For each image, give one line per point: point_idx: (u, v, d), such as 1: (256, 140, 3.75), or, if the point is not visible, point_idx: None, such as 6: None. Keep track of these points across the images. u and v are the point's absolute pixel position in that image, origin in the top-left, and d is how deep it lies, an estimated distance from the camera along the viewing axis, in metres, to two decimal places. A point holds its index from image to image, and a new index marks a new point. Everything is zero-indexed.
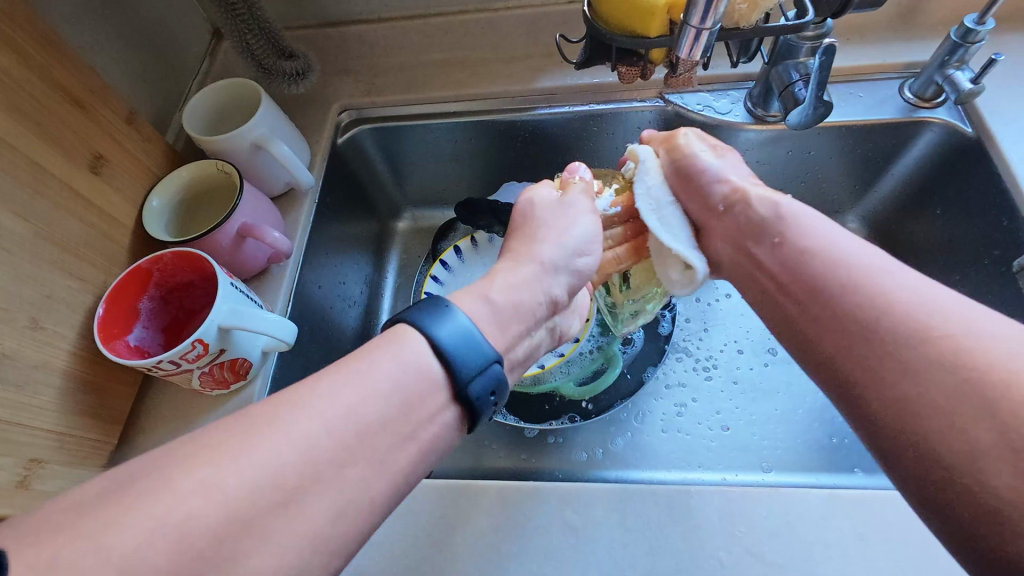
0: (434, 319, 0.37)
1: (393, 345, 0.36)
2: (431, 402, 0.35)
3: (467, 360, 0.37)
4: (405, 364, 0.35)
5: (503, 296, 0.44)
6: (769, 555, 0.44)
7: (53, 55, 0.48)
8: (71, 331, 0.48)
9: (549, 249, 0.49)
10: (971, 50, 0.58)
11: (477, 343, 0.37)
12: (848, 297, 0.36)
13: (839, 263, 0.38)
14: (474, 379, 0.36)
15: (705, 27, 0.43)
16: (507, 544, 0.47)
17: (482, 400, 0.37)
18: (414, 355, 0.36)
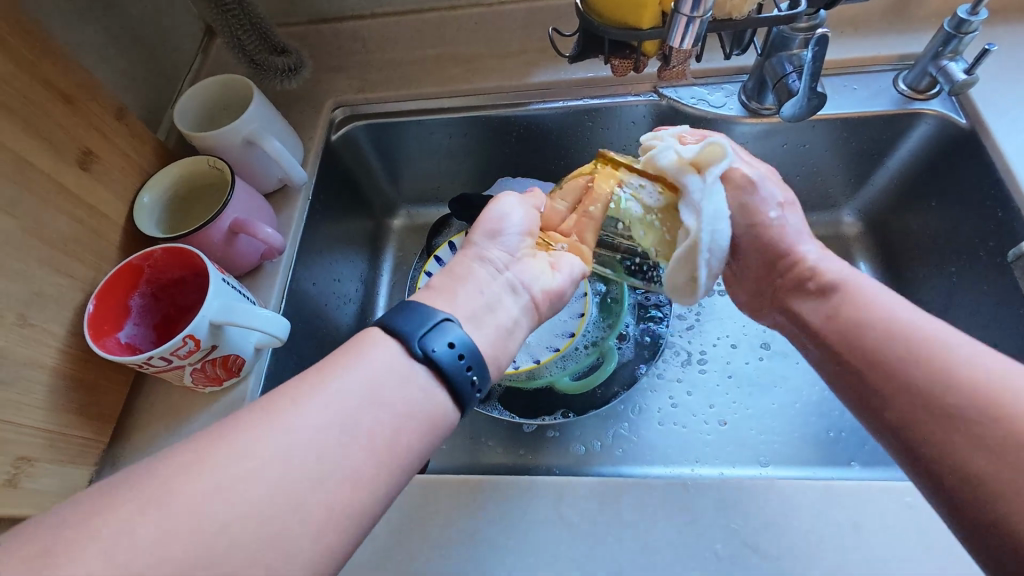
0: (394, 310, 0.40)
1: (358, 340, 0.39)
2: (406, 378, 0.37)
3: (412, 326, 0.39)
4: (363, 345, 0.38)
5: (441, 278, 0.47)
6: (766, 547, 0.44)
7: (40, 50, 0.48)
8: (59, 327, 0.48)
9: (471, 228, 0.50)
10: (965, 41, 0.58)
11: (422, 314, 0.40)
12: (897, 357, 0.38)
13: (883, 321, 0.40)
14: (435, 342, 0.38)
15: (696, 15, 0.43)
16: (503, 540, 0.46)
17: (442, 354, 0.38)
18: (367, 337, 0.39)
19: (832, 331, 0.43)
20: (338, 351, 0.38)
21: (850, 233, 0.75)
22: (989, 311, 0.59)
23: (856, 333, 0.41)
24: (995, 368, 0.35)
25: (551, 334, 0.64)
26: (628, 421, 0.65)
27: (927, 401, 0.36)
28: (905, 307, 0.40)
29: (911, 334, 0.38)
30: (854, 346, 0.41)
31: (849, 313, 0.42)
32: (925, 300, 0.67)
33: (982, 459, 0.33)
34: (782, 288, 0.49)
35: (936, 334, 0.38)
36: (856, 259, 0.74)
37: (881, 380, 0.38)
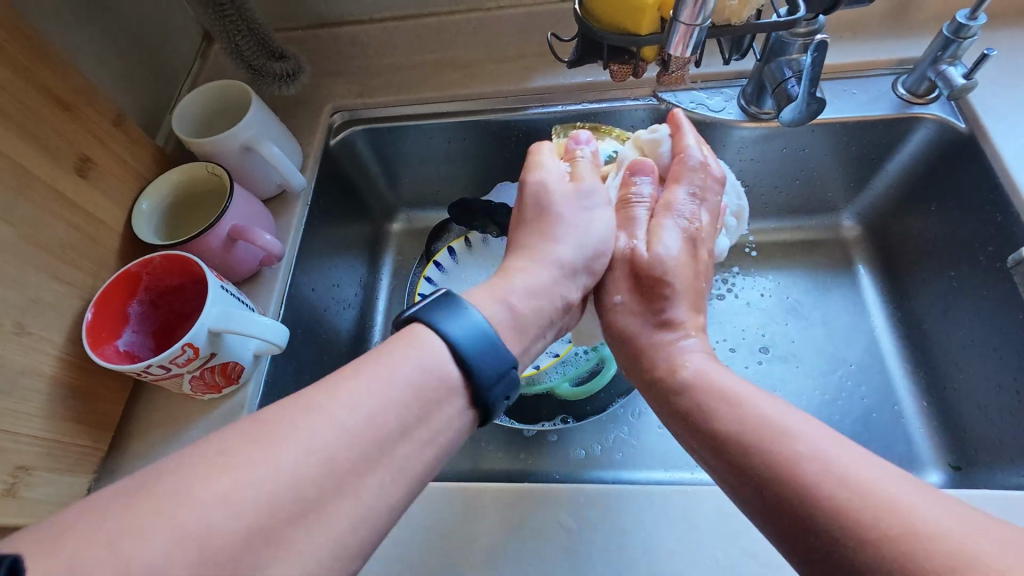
0: (447, 317, 0.38)
1: (409, 341, 0.37)
2: (445, 393, 0.36)
3: (477, 359, 0.37)
4: (420, 361, 0.36)
5: (524, 302, 0.45)
6: (766, 555, 0.44)
7: (37, 56, 0.48)
8: (57, 335, 0.48)
9: (566, 245, 0.49)
10: (964, 46, 0.58)
11: (489, 343, 0.38)
12: (795, 488, 0.32)
13: (774, 434, 0.35)
14: (489, 368, 0.37)
15: (695, 23, 0.43)
16: (503, 548, 0.46)
17: (491, 394, 0.38)
18: (429, 352, 0.37)
19: (702, 429, 0.39)
20: (386, 350, 0.36)
21: (849, 237, 0.75)
22: (989, 316, 0.59)
23: (725, 436, 0.37)
24: (892, 493, 0.30)
25: None
26: (627, 424, 0.65)
27: (804, 519, 0.31)
28: (767, 403, 0.37)
29: (780, 434, 0.35)
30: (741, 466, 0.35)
31: (716, 411, 0.38)
32: (924, 305, 0.67)
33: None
34: (660, 383, 0.44)
35: (801, 438, 0.34)
36: (856, 262, 0.74)
37: (757, 490, 0.34)
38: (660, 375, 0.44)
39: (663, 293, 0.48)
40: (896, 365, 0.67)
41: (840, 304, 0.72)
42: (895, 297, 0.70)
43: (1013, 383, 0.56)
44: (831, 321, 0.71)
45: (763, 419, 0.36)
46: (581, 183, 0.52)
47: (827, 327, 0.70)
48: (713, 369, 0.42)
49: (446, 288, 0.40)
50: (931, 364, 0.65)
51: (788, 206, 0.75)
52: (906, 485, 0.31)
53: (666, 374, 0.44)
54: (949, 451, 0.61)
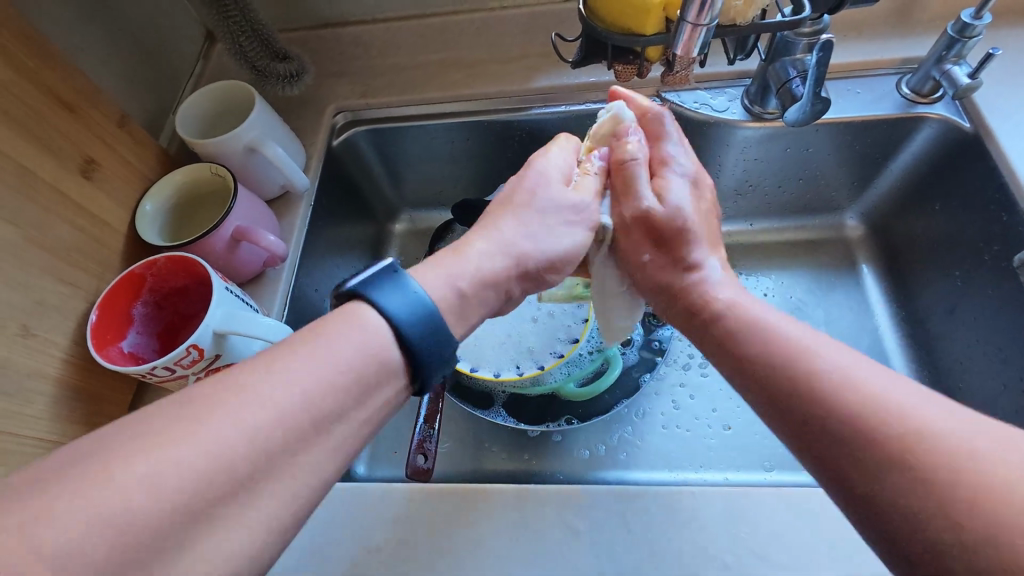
0: (388, 290, 0.38)
1: (347, 318, 0.37)
2: (386, 368, 0.36)
3: (417, 338, 0.37)
4: (359, 339, 0.36)
5: (472, 288, 0.43)
6: (773, 556, 0.44)
7: (41, 57, 0.48)
8: (62, 337, 0.47)
9: (532, 244, 0.47)
10: (969, 45, 0.58)
11: (428, 320, 0.38)
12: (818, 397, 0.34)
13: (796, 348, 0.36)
14: (428, 345, 0.37)
15: (701, 22, 0.43)
16: (508, 549, 0.46)
17: (430, 373, 0.38)
18: (367, 329, 0.37)
19: (730, 359, 0.40)
20: (329, 326, 0.36)
21: (853, 236, 0.75)
22: (995, 315, 0.59)
23: (752, 357, 0.38)
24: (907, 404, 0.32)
25: (554, 340, 0.65)
26: (631, 424, 0.65)
27: (831, 426, 0.33)
28: (790, 322, 0.39)
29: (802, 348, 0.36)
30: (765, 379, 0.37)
31: (741, 335, 0.40)
32: (928, 304, 0.67)
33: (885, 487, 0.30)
34: (690, 312, 0.45)
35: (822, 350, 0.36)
36: (859, 262, 0.74)
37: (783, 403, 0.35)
38: (693, 308, 0.45)
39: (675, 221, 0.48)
40: (900, 364, 0.67)
41: (843, 304, 0.72)
42: (899, 296, 0.70)
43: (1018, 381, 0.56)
44: (835, 321, 0.71)
45: (785, 333, 0.38)
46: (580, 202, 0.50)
47: (830, 326, 0.70)
48: (739, 298, 0.43)
49: (390, 259, 0.40)
50: (936, 363, 0.65)
51: (792, 205, 0.75)
52: (921, 399, 0.32)
53: (700, 307, 0.44)
54: None
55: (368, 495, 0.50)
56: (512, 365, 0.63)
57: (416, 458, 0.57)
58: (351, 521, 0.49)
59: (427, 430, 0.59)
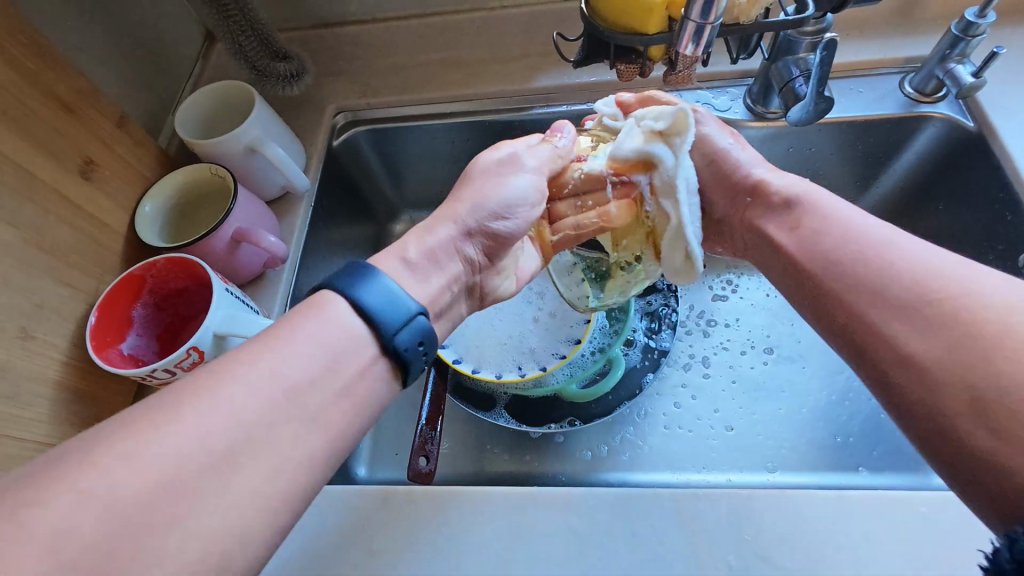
0: (361, 284, 0.39)
1: (309, 312, 0.37)
2: (364, 352, 0.37)
3: (381, 312, 0.38)
4: (324, 331, 0.37)
5: (418, 255, 0.45)
6: (778, 558, 0.43)
7: (40, 57, 0.47)
8: (62, 340, 0.47)
9: (471, 204, 0.48)
10: (973, 43, 0.57)
11: (390, 297, 0.39)
12: (870, 272, 0.38)
13: (854, 235, 0.41)
14: (400, 330, 0.38)
15: (706, 21, 0.43)
16: (511, 552, 0.46)
17: (402, 345, 0.38)
18: (331, 317, 0.37)
19: (791, 242, 0.45)
20: (297, 315, 0.37)
21: None
22: None
23: (815, 239, 0.43)
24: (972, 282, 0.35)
25: (555, 341, 0.64)
26: (633, 424, 0.65)
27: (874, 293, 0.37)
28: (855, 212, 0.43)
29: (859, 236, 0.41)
30: (832, 267, 0.40)
31: (807, 222, 0.44)
32: None
33: (944, 350, 0.33)
34: (756, 208, 0.49)
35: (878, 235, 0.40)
36: None
37: (830, 277, 0.40)
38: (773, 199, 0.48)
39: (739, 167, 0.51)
40: None
41: None
42: None
43: None
44: None
45: (843, 222, 0.42)
46: (519, 167, 0.51)
47: None
48: (811, 189, 0.47)
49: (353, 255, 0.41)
50: None
51: None
52: (987, 276, 0.35)
53: (779, 198, 0.47)
54: None
55: (369, 498, 0.49)
56: (514, 366, 0.62)
57: (419, 460, 0.57)
58: (351, 524, 0.48)
59: (429, 431, 0.59)
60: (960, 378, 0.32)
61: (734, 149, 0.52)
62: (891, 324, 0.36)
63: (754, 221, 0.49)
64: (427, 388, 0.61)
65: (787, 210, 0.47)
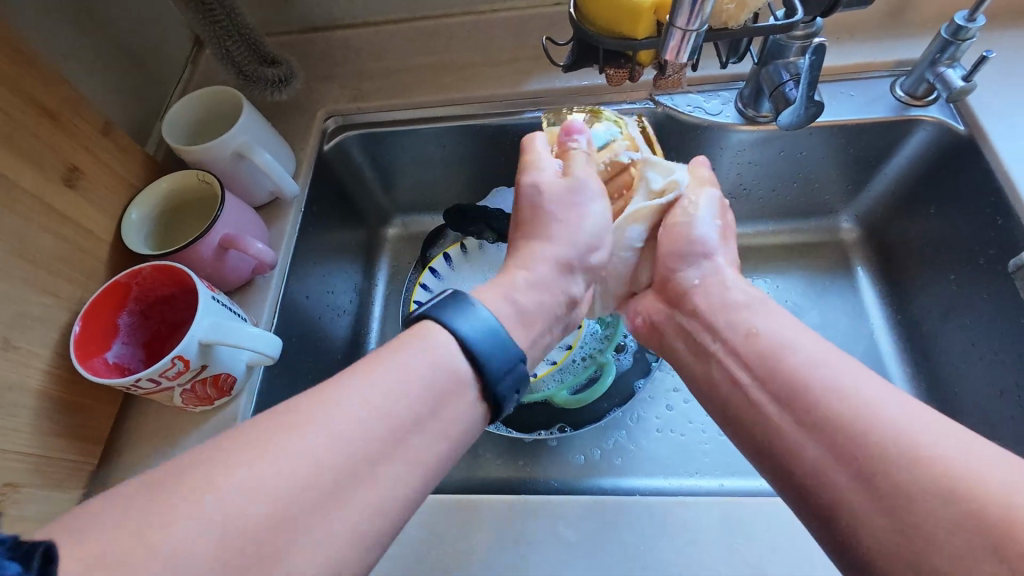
0: (460, 317, 0.38)
1: (415, 343, 0.37)
2: (457, 393, 0.37)
3: (485, 351, 0.38)
4: (426, 364, 0.36)
5: (526, 296, 0.45)
6: (767, 567, 0.43)
7: (21, 64, 0.47)
8: (45, 349, 0.47)
9: (564, 249, 0.49)
10: (962, 47, 0.57)
11: (491, 333, 0.38)
12: (848, 427, 0.33)
13: (829, 377, 0.36)
14: (499, 368, 0.38)
15: (691, 28, 0.42)
16: (500, 562, 0.46)
17: (500, 387, 0.38)
18: (440, 350, 0.37)
19: (758, 365, 0.40)
20: (396, 349, 0.37)
21: (847, 238, 0.74)
22: (989, 319, 0.59)
23: (782, 372, 0.38)
24: (909, 422, 0.32)
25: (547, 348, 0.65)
26: (625, 428, 0.64)
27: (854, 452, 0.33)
28: (826, 350, 0.38)
29: (834, 380, 0.36)
30: (771, 374, 0.39)
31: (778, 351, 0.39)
32: (923, 307, 0.66)
33: (916, 512, 0.30)
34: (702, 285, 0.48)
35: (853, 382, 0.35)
36: (854, 264, 0.73)
37: (806, 421, 0.35)
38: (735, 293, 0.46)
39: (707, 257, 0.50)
40: (896, 368, 0.67)
41: (839, 308, 0.71)
42: (895, 298, 0.70)
43: (1013, 388, 0.56)
44: (830, 324, 0.70)
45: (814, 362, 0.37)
46: (569, 168, 0.51)
47: (826, 327, 0.70)
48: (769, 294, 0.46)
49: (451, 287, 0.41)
50: (932, 368, 0.64)
51: (786, 208, 0.74)
52: (928, 419, 0.32)
53: (745, 295, 0.46)
54: None
55: None
56: None
57: None
58: None
59: None
60: (882, 516, 0.31)
61: (701, 237, 0.50)
62: (815, 447, 0.34)
63: (705, 310, 0.47)
64: None
65: (736, 312, 0.44)
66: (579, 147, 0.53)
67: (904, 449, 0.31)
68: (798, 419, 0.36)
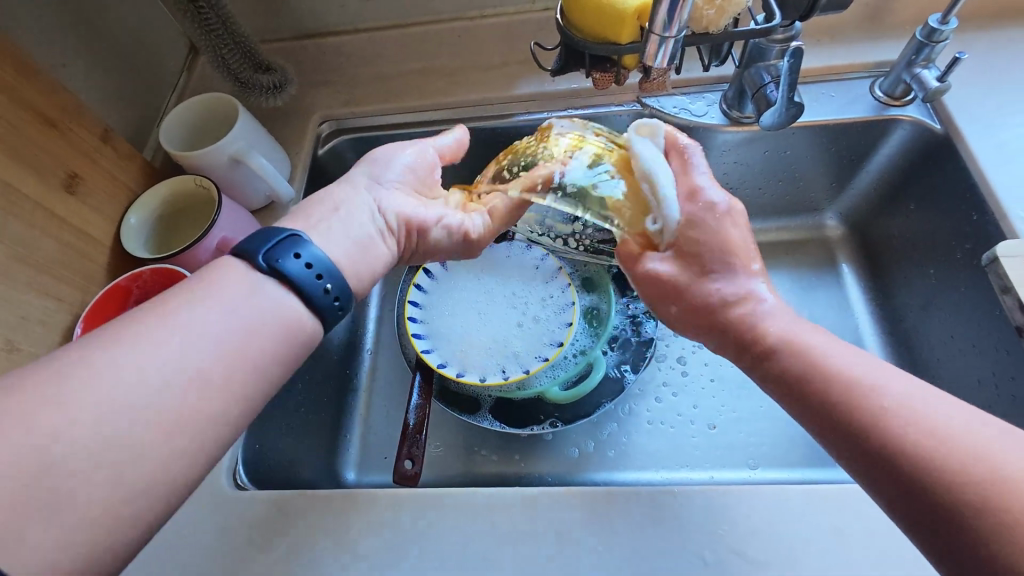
0: (254, 237, 0.42)
1: (196, 284, 0.39)
2: (237, 296, 0.39)
3: (266, 250, 0.41)
4: (200, 311, 0.38)
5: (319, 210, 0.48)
6: (751, 552, 0.45)
7: (24, 75, 0.48)
8: (47, 351, 0.48)
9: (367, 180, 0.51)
10: (937, 49, 0.59)
11: (277, 239, 0.42)
12: (891, 434, 0.35)
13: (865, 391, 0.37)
14: (282, 254, 0.41)
15: (670, 34, 0.44)
16: (492, 550, 0.47)
17: (305, 280, 0.41)
18: (212, 289, 0.39)
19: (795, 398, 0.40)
20: (190, 285, 0.39)
21: (832, 235, 0.76)
22: (967, 311, 0.60)
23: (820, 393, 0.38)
24: (984, 438, 0.33)
25: (539, 344, 0.64)
26: (617, 421, 0.66)
27: (898, 460, 0.34)
28: (859, 361, 0.39)
29: (871, 391, 0.37)
30: (811, 405, 0.39)
31: (811, 376, 0.39)
32: (906, 300, 0.68)
33: (961, 505, 0.32)
34: (742, 345, 0.44)
35: (890, 389, 0.37)
36: (839, 261, 0.75)
37: (854, 435, 0.36)
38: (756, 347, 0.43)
39: (728, 308, 0.44)
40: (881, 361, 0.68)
41: (826, 303, 0.73)
42: (879, 293, 0.71)
43: (990, 377, 0.58)
44: (817, 319, 0.72)
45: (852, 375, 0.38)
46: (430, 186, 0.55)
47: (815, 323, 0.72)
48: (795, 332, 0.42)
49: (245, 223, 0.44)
50: (916, 360, 0.66)
51: (772, 207, 0.76)
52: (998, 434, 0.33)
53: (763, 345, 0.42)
54: None
55: (355, 498, 0.50)
56: (498, 370, 0.62)
57: (403, 463, 0.59)
58: (336, 526, 0.49)
59: (414, 436, 0.60)
60: (934, 516, 0.33)
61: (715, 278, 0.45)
62: (860, 455, 0.36)
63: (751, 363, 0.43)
64: (411, 393, 0.63)
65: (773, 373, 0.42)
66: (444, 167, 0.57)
67: (953, 450, 0.33)
68: (866, 453, 0.36)
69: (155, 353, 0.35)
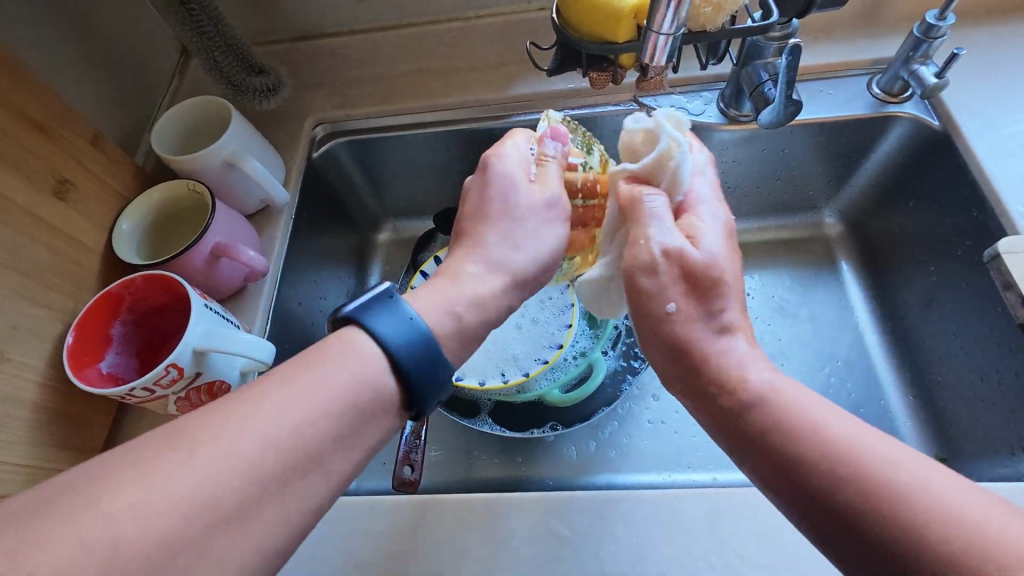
0: (383, 316, 0.37)
1: (335, 355, 0.35)
2: (359, 400, 0.34)
3: (409, 362, 0.36)
4: (314, 397, 0.33)
5: (470, 313, 0.41)
6: (757, 556, 0.44)
7: (14, 80, 0.47)
8: (37, 360, 0.47)
9: (523, 258, 0.44)
10: (934, 45, 0.59)
11: (421, 341, 0.36)
12: (870, 502, 0.30)
13: (843, 453, 0.32)
14: (429, 386, 0.36)
15: (668, 32, 0.44)
16: (494, 556, 0.46)
17: (426, 401, 0.37)
18: (344, 376, 0.34)
19: (761, 451, 0.34)
20: (318, 355, 0.35)
21: (831, 233, 0.76)
22: (970, 308, 0.60)
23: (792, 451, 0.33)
24: (965, 503, 0.29)
25: (538, 346, 0.63)
26: (617, 421, 0.65)
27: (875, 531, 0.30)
28: (831, 412, 0.34)
29: (847, 451, 0.32)
30: (779, 461, 0.33)
31: (781, 432, 0.34)
32: (908, 298, 0.67)
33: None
34: (706, 390, 0.38)
35: (865, 448, 0.32)
36: (839, 260, 0.75)
37: (830, 501, 0.31)
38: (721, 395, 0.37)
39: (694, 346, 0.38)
40: (881, 360, 0.68)
41: (826, 302, 0.73)
42: (879, 291, 0.71)
43: (993, 376, 0.57)
44: (818, 317, 0.72)
45: (828, 434, 0.33)
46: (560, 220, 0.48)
47: (815, 325, 0.71)
48: (774, 386, 0.35)
49: (386, 284, 0.38)
50: (917, 358, 0.65)
51: (771, 205, 0.76)
52: (966, 481, 0.31)
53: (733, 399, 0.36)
54: (935, 443, 0.62)
55: (353, 506, 0.50)
56: (497, 373, 0.61)
57: (403, 469, 0.58)
58: (337, 533, 0.49)
59: (414, 440, 0.59)
60: None
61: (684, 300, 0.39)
62: (835, 524, 0.31)
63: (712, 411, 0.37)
64: None
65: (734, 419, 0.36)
66: (555, 157, 0.48)
67: (940, 528, 0.28)
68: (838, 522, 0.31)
69: (249, 444, 0.30)
